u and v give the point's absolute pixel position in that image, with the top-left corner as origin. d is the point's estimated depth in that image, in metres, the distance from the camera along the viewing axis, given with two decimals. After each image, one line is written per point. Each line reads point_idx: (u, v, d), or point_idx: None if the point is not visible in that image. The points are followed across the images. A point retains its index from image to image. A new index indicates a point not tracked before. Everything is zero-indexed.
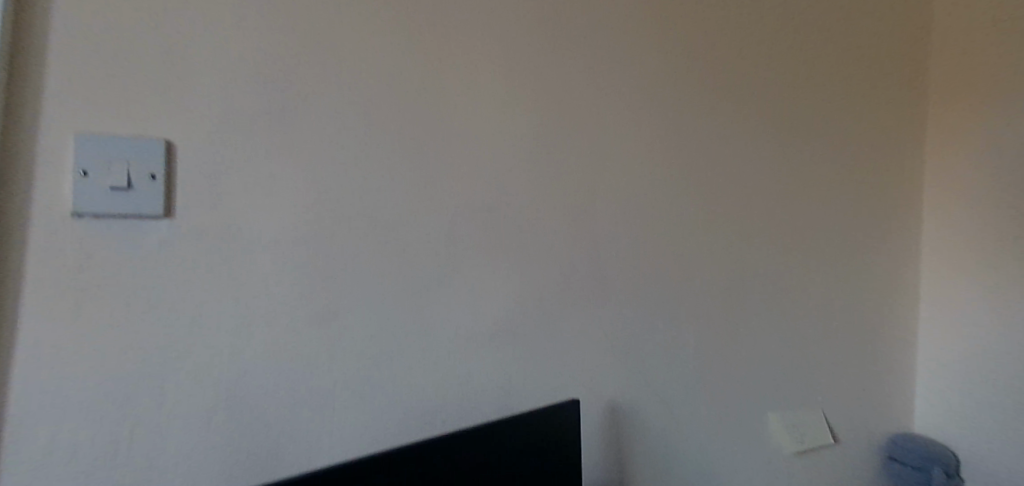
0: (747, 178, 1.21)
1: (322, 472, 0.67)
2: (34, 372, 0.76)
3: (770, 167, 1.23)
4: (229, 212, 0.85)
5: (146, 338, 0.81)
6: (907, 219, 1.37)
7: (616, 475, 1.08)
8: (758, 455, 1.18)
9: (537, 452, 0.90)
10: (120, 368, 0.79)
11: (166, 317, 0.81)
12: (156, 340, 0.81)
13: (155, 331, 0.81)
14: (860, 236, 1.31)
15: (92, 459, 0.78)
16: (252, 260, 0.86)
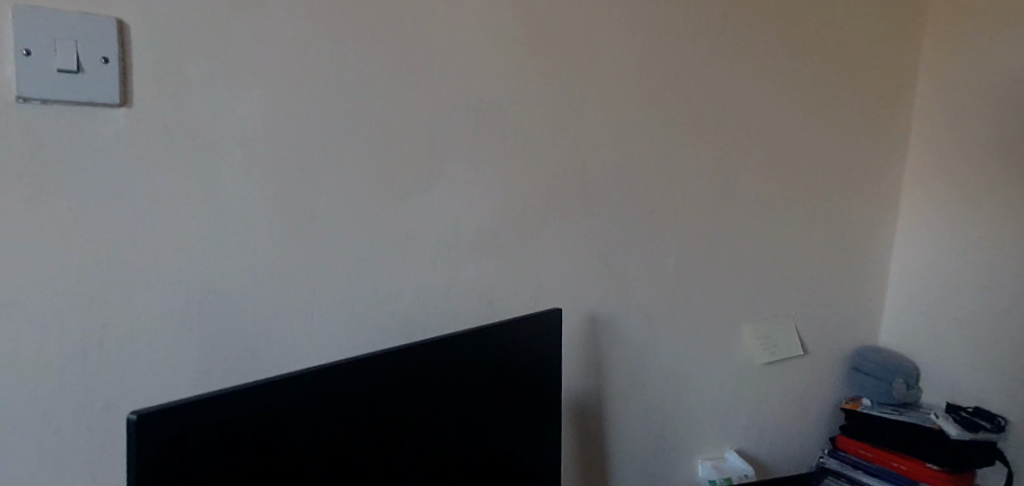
0: (748, 109, 1.19)
1: (307, 374, 0.65)
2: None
3: (770, 98, 1.21)
4: (191, 116, 0.78)
5: (112, 234, 0.75)
6: (890, 151, 1.36)
7: (595, 382, 1.09)
8: (732, 365, 1.21)
9: (523, 357, 0.89)
10: (86, 263, 0.75)
11: (126, 227, 0.76)
12: (118, 253, 0.76)
13: (122, 227, 0.76)
14: (854, 168, 1.32)
15: (61, 358, 0.74)
16: (217, 172, 0.80)
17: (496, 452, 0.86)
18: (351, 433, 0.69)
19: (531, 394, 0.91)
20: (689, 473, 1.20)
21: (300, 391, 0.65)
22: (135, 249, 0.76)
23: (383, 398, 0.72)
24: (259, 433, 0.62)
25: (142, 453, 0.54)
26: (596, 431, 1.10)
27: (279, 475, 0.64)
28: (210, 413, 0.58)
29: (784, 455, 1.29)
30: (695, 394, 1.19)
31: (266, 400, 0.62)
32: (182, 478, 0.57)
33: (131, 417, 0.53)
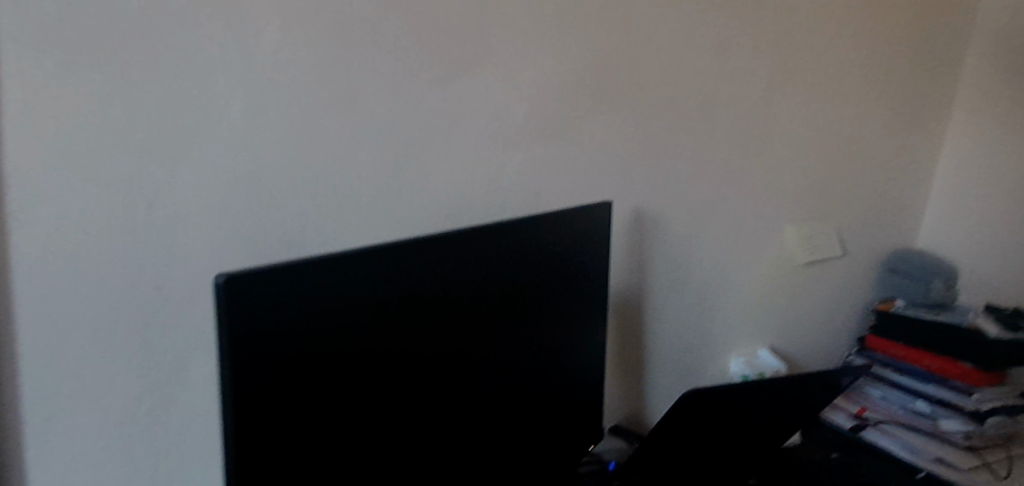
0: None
1: (394, 246, 0.57)
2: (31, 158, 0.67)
3: None
4: None
5: (158, 109, 0.71)
6: (951, 43, 1.29)
7: (636, 279, 1.08)
8: (770, 265, 1.19)
9: (578, 248, 0.86)
10: (127, 139, 0.70)
11: (171, 102, 0.71)
12: (164, 129, 0.72)
13: (166, 100, 0.71)
14: (912, 68, 1.26)
15: (107, 237, 0.71)
16: (259, 39, 0.74)
17: (553, 343, 0.83)
18: (433, 315, 0.63)
19: (582, 286, 0.89)
20: (721, 369, 1.21)
21: (388, 265, 0.57)
22: (181, 126, 0.72)
23: (463, 279, 0.66)
24: (346, 309, 0.54)
25: (231, 323, 0.45)
26: (634, 325, 1.11)
27: (364, 357, 0.56)
28: (300, 282, 0.49)
29: (814, 354, 1.30)
30: (733, 292, 1.18)
31: (355, 272, 0.54)
32: (269, 355, 0.48)
33: (219, 278, 0.44)
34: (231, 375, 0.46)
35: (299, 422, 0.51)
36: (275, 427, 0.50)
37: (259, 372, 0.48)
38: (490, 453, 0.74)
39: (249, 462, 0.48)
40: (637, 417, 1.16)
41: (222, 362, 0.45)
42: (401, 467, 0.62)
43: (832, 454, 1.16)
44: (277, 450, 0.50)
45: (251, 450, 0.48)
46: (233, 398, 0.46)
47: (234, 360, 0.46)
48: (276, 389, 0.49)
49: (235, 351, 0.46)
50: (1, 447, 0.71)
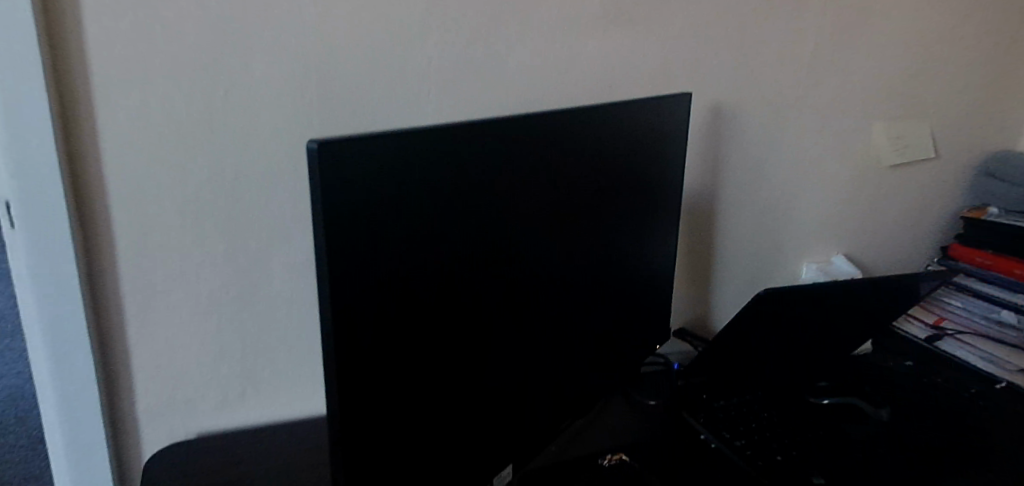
0: None
1: (475, 125, 0.54)
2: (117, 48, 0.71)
3: None
4: None
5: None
6: None
7: (710, 179, 1.05)
8: (853, 167, 1.13)
9: (655, 141, 0.83)
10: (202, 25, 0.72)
11: None
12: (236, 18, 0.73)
13: None
14: None
15: (186, 119, 0.75)
16: None
17: (625, 238, 0.82)
18: (511, 202, 0.60)
19: (657, 181, 0.86)
20: (793, 274, 1.18)
21: (470, 146, 0.54)
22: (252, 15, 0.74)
23: (538, 166, 0.63)
24: (432, 189, 0.51)
25: (327, 194, 0.42)
26: (706, 227, 1.08)
27: (449, 240, 0.54)
28: (390, 155, 0.46)
29: (892, 263, 1.25)
30: (811, 195, 1.13)
31: (437, 149, 0.51)
32: (363, 230, 0.46)
33: (313, 143, 0.41)
34: (330, 250, 0.44)
35: (392, 302, 0.50)
36: (370, 307, 0.48)
37: (355, 248, 0.45)
38: (559, 346, 0.74)
39: (347, 340, 0.47)
40: (703, 321, 1.15)
41: (322, 235, 0.43)
42: (480, 354, 0.61)
43: (904, 362, 1.13)
44: (373, 329, 0.49)
45: (348, 328, 0.46)
46: (332, 274, 0.44)
47: (332, 234, 0.43)
48: (370, 267, 0.47)
49: (332, 224, 0.43)
50: (109, 314, 0.80)
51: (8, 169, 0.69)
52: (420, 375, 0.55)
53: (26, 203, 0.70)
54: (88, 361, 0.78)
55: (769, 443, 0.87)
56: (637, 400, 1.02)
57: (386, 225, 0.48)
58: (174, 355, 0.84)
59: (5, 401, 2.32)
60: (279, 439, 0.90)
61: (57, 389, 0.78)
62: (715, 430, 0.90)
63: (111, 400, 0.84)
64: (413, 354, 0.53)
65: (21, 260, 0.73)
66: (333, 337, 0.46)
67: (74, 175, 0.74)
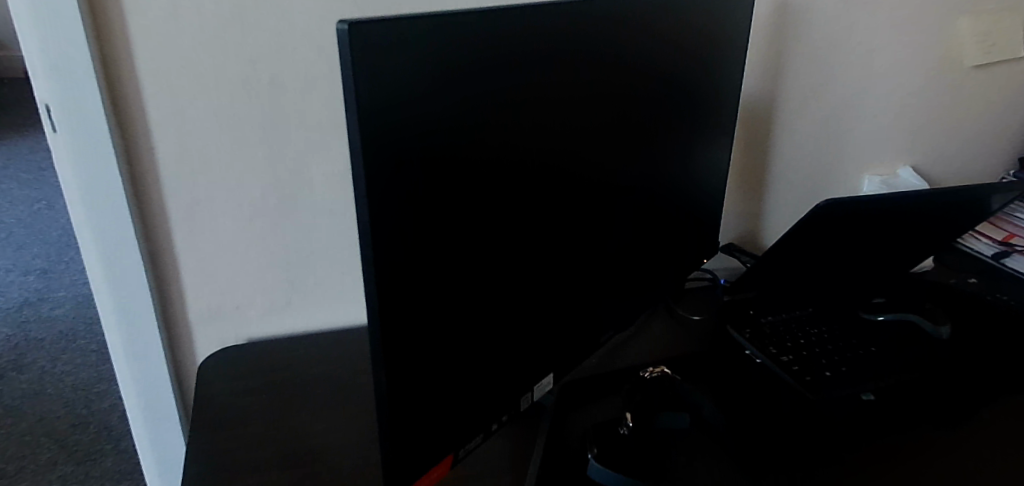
0: None
1: (513, 11, 0.49)
2: None
3: None
4: None
5: None
6: None
7: (770, 82, 0.98)
8: (930, 69, 1.04)
9: (712, 37, 0.77)
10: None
11: None
12: None
13: None
14: None
15: (218, 20, 0.72)
16: None
17: (673, 144, 0.78)
18: (549, 101, 0.56)
19: (713, 84, 0.81)
20: (853, 187, 1.12)
21: (507, 35, 0.49)
22: None
23: (581, 61, 0.58)
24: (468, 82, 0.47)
25: (361, 84, 0.38)
26: (761, 136, 1.02)
27: (485, 140, 0.50)
28: (424, 42, 0.42)
29: (963, 176, 1.17)
30: (879, 101, 1.05)
31: (473, 38, 0.46)
32: (400, 127, 0.42)
33: (343, 25, 0.36)
34: (367, 147, 0.40)
35: (427, 205, 0.47)
36: (407, 210, 0.45)
37: (392, 146, 0.42)
38: (597, 255, 0.71)
39: (385, 245, 0.44)
40: (753, 236, 1.11)
41: (357, 130, 0.39)
42: (515, 261, 0.59)
43: (968, 280, 1.07)
44: (410, 233, 0.46)
45: (386, 232, 0.44)
46: (371, 173, 0.41)
47: (368, 130, 0.40)
48: (407, 167, 0.44)
49: (368, 119, 0.40)
50: (155, 221, 0.81)
51: (44, 72, 0.68)
52: (456, 282, 0.53)
53: (65, 108, 0.70)
54: (140, 266, 0.80)
55: (818, 358, 0.85)
56: (680, 314, 1.00)
57: (422, 121, 0.44)
58: (219, 261, 0.86)
59: (73, 307, 2.46)
60: (327, 345, 0.92)
61: (111, 293, 0.80)
62: (761, 343, 0.88)
63: (164, 305, 0.86)
64: (448, 259, 0.51)
65: (66, 165, 0.73)
66: (373, 243, 0.43)
67: (109, 79, 0.72)
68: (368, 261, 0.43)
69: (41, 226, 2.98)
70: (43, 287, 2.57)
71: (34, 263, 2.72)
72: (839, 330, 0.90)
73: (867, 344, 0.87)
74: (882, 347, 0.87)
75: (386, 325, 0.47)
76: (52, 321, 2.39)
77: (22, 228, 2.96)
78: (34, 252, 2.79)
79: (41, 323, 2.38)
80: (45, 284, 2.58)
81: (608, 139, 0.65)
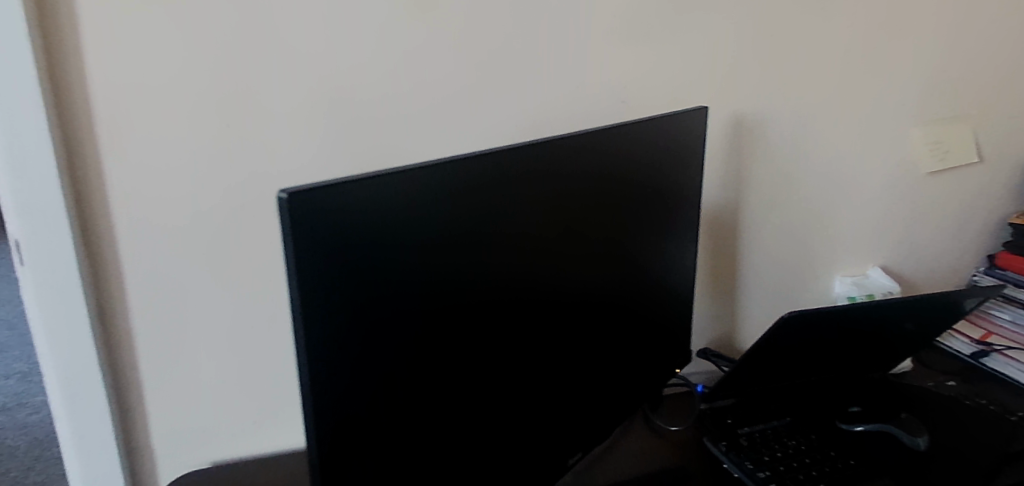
0: None
1: (458, 161, 0.52)
2: (121, 90, 0.71)
3: None
4: None
5: (233, 39, 0.72)
6: None
7: (734, 191, 1.00)
8: (889, 176, 1.08)
9: (671, 160, 0.80)
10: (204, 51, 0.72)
11: (245, 29, 0.72)
12: (237, 56, 0.73)
13: (240, 31, 0.72)
14: None
15: (191, 156, 0.75)
16: None
17: (638, 262, 0.79)
18: (500, 239, 0.58)
19: (675, 202, 0.83)
20: (827, 287, 1.12)
21: (451, 183, 0.52)
22: (253, 53, 0.73)
23: (533, 194, 0.60)
24: (412, 230, 0.50)
25: (299, 245, 0.41)
26: (730, 243, 1.04)
27: (434, 283, 0.52)
28: (366, 200, 0.45)
29: (934, 274, 1.18)
30: (843, 206, 1.07)
31: (415, 191, 0.49)
32: (341, 280, 0.45)
33: (282, 194, 0.40)
34: (304, 301, 0.43)
35: (372, 350, 0.48)
36: (350, 357, 0.47)
37: (332, 297, 0.44)
38: (563, 379, 0.70)
39: (327, 390, 0.46)
40: (730, 340, 1.10)
41: (295, 285, 0.42)
42: (473, 392, 0.59)
43: (947, 382, 1.05)
44: (353, 377, 0.47)
45: (326, 372, 0.45)
46: (307, 324, 0.43)
47: (305, 286, 0.42)
48: (349, 316, 0.46)
49: (306, 276, 0.42)
50: (121, 346, 0.81)
51: (17, 210, 0.70)
52: (404, 420, 0.53)
53: (35, 242, 0.72)
54: (102, 390, 0.79)
55: (796, 474, 0.82)
56: (658, 424, 0.97)
57: (365, 271, 0.46)
58: (184, 383, 0.84)
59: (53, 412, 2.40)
60: (291, 465, 0.89)
61: (71, 422, 0.79)
62: (737, 459, 0.85)
63: (125, 428, 0.84)
64: (395, 398, 0.52)
65: (30, 290, 0.74)
66: (312, 389, 0.45)
67: (82, 211, 0.74)
68: (307, 405, 0.45)
69: (26, 327, 2.95)
70: (24, 391, 2.52)
71: (16, 367, 2.68)
72: (819, 441, 0.87)
73: (845, 457, 0.84)
74: (861, 460, 0.84)
75: (328, 462, 0.47)
76: (28, 427, 2.32)
77: (7, 329, 2.94)
78: (17, 355, 2.75)
79: (18, 430, 2.31)
80: (26, 388, 2.53)
81: (567, 264, 0.67)
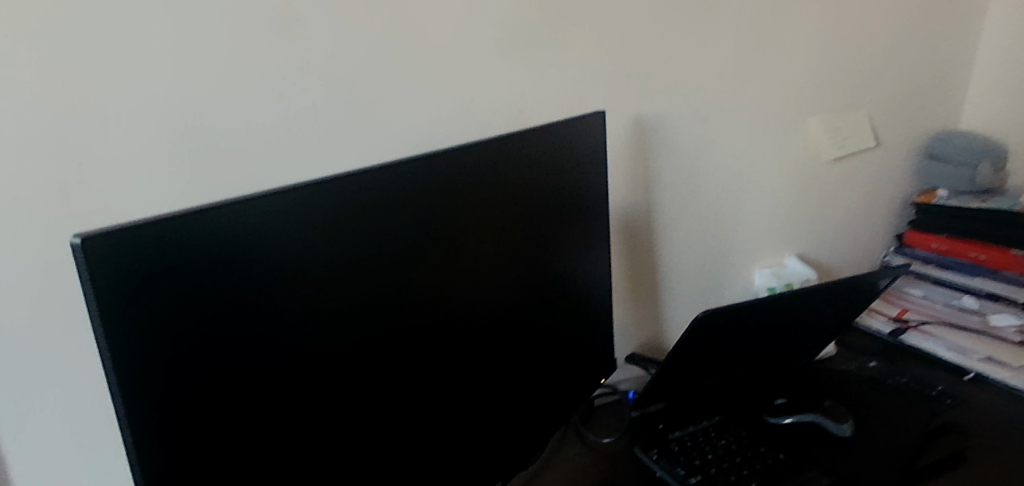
0: None
1: (313, 184, 0.47)
2: None
3: None
4: None
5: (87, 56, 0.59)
6: None
7: (643, 193, 0.99)
8: (793, 165, 1.09)
9: (569, 167, 0.78)
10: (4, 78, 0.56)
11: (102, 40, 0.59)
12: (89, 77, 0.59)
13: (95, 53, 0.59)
14: None
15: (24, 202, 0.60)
16: None
17: (545, 272, 0.76)
18: (373, 266, 0.53)
19: (580, 208, 0.81)
20: (746, 280, 1.12)
21: (308, 211, 0.47)
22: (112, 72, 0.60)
23: (411, 214, 0.56)
24: (260, 265, 0.44)
25: (105, 297, 0.36)
26: (645, 245, 1.02)
27: (295, 321, 0.47)
28: (191, 238, 0.40)
29: (846, 257, 1.21)
30: (752, 198, 1.08)
31: (260, 223, 0.44)
32: (165, 330, 0.39)
33: (75, 239, 0.34)
34: (119, 360, 0.37)
35: (218, 403, 0.43)
36: (191, 416, 0.41)
37: (155, 352, 0.39)
38: (468, 405, 0.66)
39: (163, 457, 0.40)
40: (655, 342, 1.09)
41: (103, 343, 0.36)
42: (364, 436, 0.55)
43: (869, 364, 1.06)
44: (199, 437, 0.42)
45: (161, 437, 0.40)
46: (126, 386, 0.38)
47: (118, 342, 0.37)
48: (182, 369, 0.41)
49: (118, 331, 0.37)
50: None
51: None
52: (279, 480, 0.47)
53: None
54: None
55: (727, 474, 0.80)
56: (590, 438, 0.94)
57: (198, 318, 0.41)
58: None
59: None
60: None
61: None
62: (668, 465, 0.82)
63: None
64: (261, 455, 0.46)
65: None
66: (142, 460, 0.39)
67: None
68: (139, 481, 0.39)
69: None
70: None
71: None
72: (748, 438, 0.86)
73: (774, 451, 0.83)
74: (790, 453, 0.83)
75: None
76: None
77: None
78: None
79: None
80: None
81: (460, 286, 0.63)
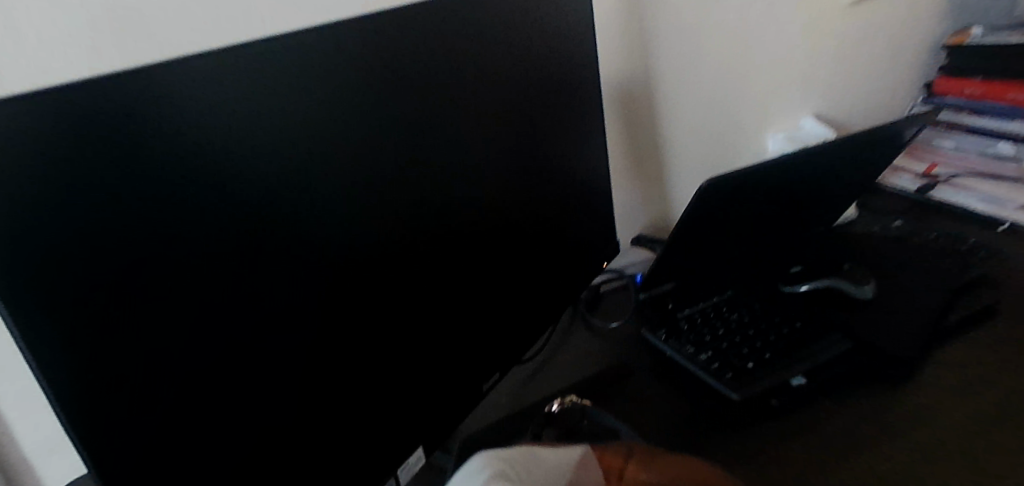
0: None
1: (216, 53, 0.39)
2: None
3: None
4: None
5: None
6: None
7: (639, 57, 0.91)
8: (808, 12, 0.98)
9: (547, 29, 0.69)
10: None
11: None
12: None
13: None
14: None
15: None
16: None
17: (530, 150, 0.69)
18: (319, 148, 0.46)
19: (563, 77, 0.73)
20: (759, 148, 1.04)
21: (218, 86, 0.39)
22: None
23: (357, 90, 0.48)
24: (174, 152, 0.37)
25: None
26: (645, 114, 0.94)
27: (232, 218, 0.40)
28: (76, 116, 0.32)
29: (870, 114, 1.11)
30: (763, 54, 0.97)
31: (159, 101, 0.36)
32: (63, 234, 0.32)
33: None
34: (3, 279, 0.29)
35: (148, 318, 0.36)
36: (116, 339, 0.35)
37: (51, 259, 0.31)
38: (450, 298, 0.60)
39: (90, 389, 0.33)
40: (663, 222, 1.03)
41: None
42: (337, 346, 0.49)
43: (895, 223, 0.99)
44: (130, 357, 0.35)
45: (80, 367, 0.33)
46: (19, 309, 0.30)
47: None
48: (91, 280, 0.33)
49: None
50: None
51: None
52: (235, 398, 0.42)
53: None
54: None
55: (740, 349, 0.75)
56: (596, 324, 0.90)
57: (103, 218, 0.33)
58: None
59: None
60: None
61: None
62: (677, 345, 0.78)
63: None
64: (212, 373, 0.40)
65: None
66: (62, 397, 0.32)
67: None
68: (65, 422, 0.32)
69: None
70: None
71: None
72: (762, 310, 0.81)
73: (790, 321, 0.78)
74: (806, 321, 0.78)
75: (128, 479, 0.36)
76: None
77: None
78: None
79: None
80: None
81: (427, 171, 0.56)
